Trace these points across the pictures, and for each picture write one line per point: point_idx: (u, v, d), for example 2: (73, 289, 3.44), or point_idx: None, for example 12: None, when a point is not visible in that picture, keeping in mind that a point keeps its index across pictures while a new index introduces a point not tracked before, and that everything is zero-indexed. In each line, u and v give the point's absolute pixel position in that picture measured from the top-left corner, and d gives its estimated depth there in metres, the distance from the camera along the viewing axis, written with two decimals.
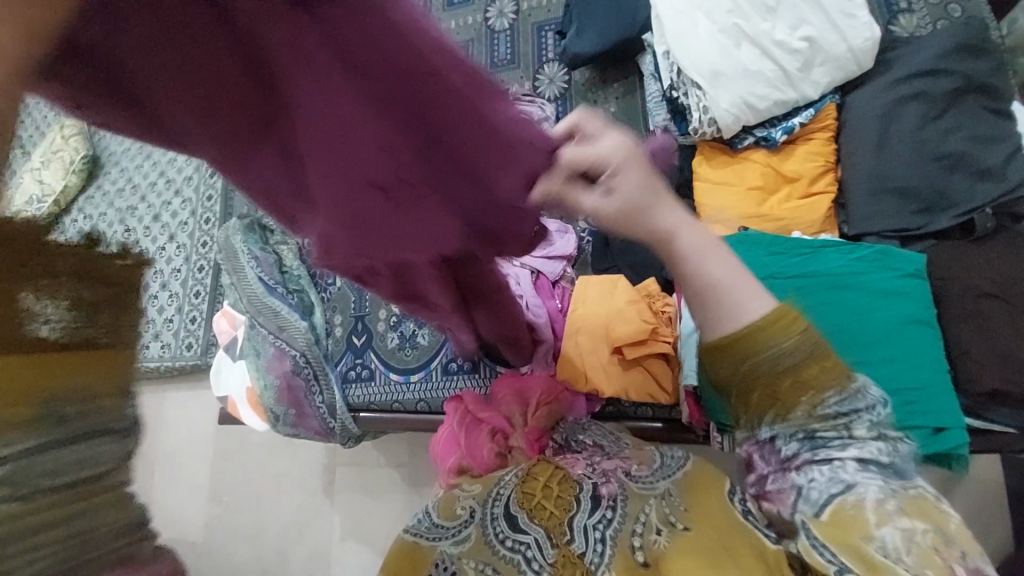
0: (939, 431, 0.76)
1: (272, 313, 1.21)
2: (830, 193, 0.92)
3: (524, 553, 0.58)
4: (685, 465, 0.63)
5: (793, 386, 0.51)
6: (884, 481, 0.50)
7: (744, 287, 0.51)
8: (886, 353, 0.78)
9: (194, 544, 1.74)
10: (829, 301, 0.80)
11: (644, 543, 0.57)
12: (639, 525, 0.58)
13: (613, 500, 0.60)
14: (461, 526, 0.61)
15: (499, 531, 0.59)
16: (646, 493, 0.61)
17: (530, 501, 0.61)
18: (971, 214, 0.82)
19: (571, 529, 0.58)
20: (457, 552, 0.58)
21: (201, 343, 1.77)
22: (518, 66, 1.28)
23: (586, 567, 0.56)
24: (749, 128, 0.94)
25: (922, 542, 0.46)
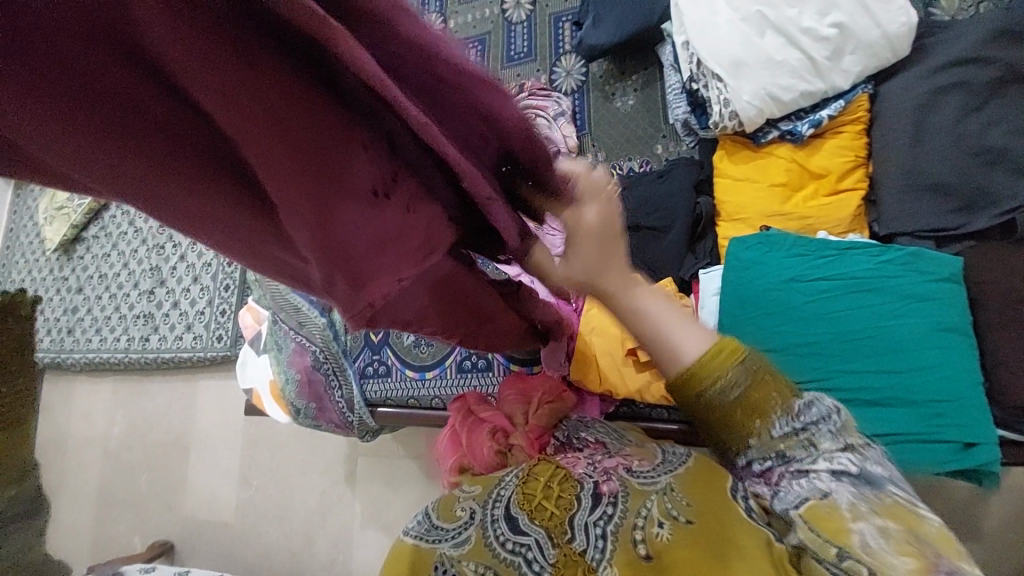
0: (969, 446, 0.73)
1: (292, 309, 1.22)
2: (860, 190, 0.87)
3: (524, 555, 0.58)
4: (687, 461, 0.61)
5: (744, 415, 0.53)
6: (856, 488, 0.49)
7: (686, 331, 0.54)
8: (910, 364, 0.74)
9: (226, 525, 1.83)
10: (847, 306, 0.77)
11: (646, 536, 0.56)
12: (641, 518, 0.57)
13: (613, 497, 0.59)
14: (462, 527, 0.61)
15: (499, 533, 0.60)
16: (648, 489, 0.60)
17: (531, 501, 0.61)
18: (1014, 214, 0.75)
19: (572, 528, 0.59)
20: (457, 554, 0.59)
21: (230, 335, 1.84)
22: (535, 59, 1.25)
23: (589, 564, 0.57)
24: (774, 121, 0.90)
25: (898, 542, 0.46)
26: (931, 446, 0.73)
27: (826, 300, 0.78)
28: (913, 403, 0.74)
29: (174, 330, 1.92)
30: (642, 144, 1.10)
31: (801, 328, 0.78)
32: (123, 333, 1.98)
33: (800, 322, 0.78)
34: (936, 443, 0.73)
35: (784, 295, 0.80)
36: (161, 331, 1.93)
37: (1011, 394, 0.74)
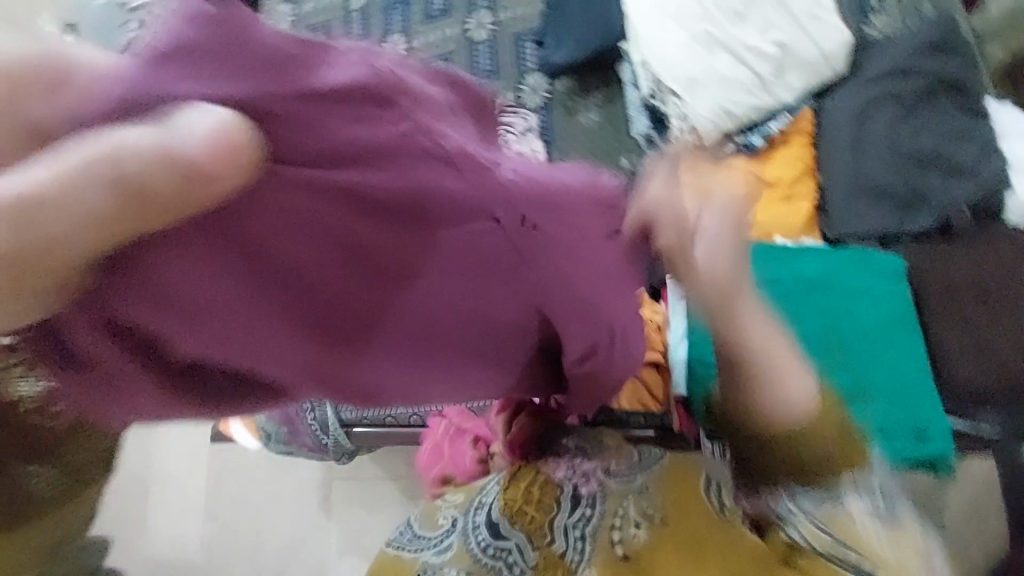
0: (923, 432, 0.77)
1: None
2: (810, 198, 0.91)
3: (506, 558, 0.71)
4: (661, 459, 0.72)
5: (802, 445, 0.61)
6: (876, 507, 0.64)
7: (765, 326, 0.60)
8: (870, 357, 0.79)
9: (191, 566, 1.71)
10: (815, 308, 0.81)
11: (623, 537, 0.70)
12: (617, 520, 0.70)
13: (592, 499, 0.72)
14: (444, 535, 0.75)
15: (482, 542, 0.72)
16: (625, 493, 0.72)
17: (511, 508, 0.73)
18: (947, 213, 0.83)
19: (551, 532, 0.71)
20: (440, 560, 0.73)
21: None
22: (499, 77, 1.29)
23: (568, 563, 0.70)
24: (728, 135, 0.94)
25: (893, 540, 0.63)
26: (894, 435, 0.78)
27: (829, 294, 0.81)
28: (883, 394, 0.78)
29: None
30: (607, 157, 1.16)
31: (804, 323, 0.80)
32: None
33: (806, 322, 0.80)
34: (895, 433, 0.77)
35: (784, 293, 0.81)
36: None
37: (956, 378, 0.80)
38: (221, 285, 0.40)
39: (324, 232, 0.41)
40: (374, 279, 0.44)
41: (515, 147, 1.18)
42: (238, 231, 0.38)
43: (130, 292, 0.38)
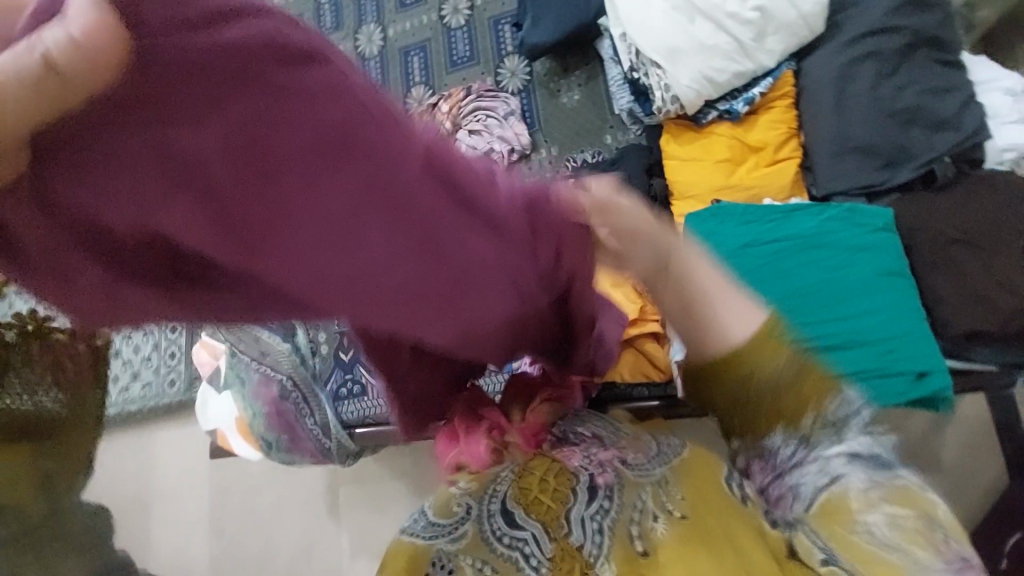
0: (922, 377, 0.78)
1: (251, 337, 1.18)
2: (795, 159, 0.93)
3: (522, 549, 0.59)
4: (683, 450, 0.65)
5: (781, 403, 0.57)
6: (870, 473, 0.57)
7: (731, 301, 0.56)
8: (856, 311, 0.79)
9: None
10: (796, 267, 0.82)
11: (641, 531, 0.59)
12: (636, 513, 0.60)
13: (610, 489, 0.60)
14: (457, 523, 0.60)
15: (498, 530, 0.59)
16: (643, 481, 0.62)
17: (527, 496, 0.61)
18: (932, 164, 0.85)
19: (568, 522, 0.59)
20: (455, 548, 0.58)
21: (185, 378, 1.74)
22: (477, 62, 1.27)
23: (587, 558, 0.58)
24: (712, 102, 0.95)
25: (907, 526, 0.54)
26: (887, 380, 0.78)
27: (792, 255, 0.82)
28: (871, 343, 0.77)
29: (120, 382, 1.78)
30: (592, 136, 1.15)
31: (780, 284, 0.81)
32: None
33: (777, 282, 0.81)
34: (892, 378, 0.77)
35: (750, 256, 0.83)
36: None
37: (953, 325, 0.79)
38: (133, 163, 0.30)
39: (228, 100, 0.30)
40: (292, 172, 0.32)
41: (499, 132, 1.17)
42: (130, 97, 0.29)
43: (64, 185, 0.31)
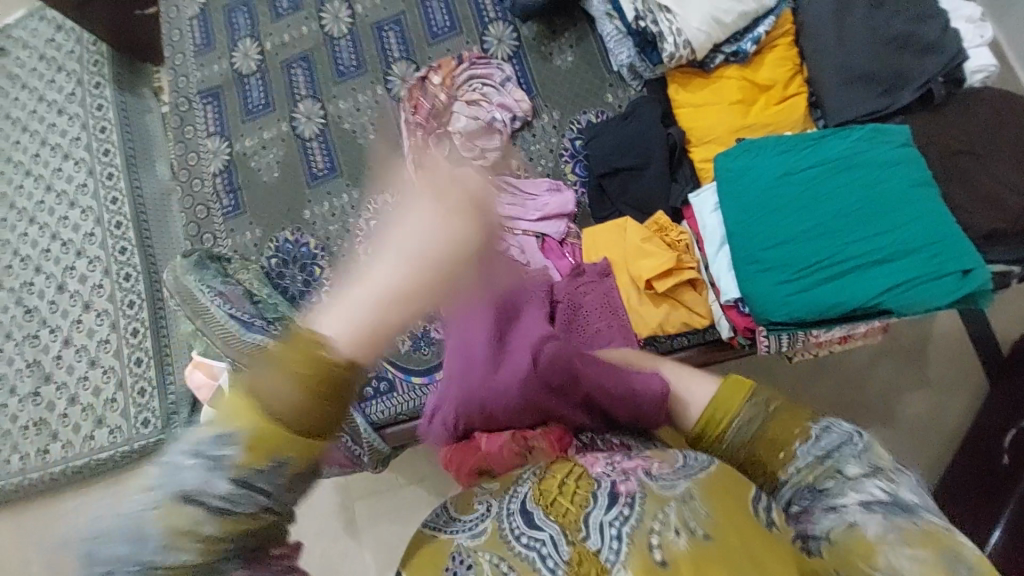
0: (965, 274, 0.78)
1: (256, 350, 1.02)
2: (803, 95, 0.98)
3: (539, 550, 0.57)
4: (708, 466, 0.60)
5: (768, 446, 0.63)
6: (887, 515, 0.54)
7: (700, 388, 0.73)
8: (889, 224, 0.82)
9: None
10: (829, 188, 0.85)
11: (662, 541, 0.54)
12: (658, 524, 0.55)
13: (632, 497, 0.57)
14: (478, 519, 0.61)
15: (516, 527, 0.58)
16: (667, 495, 0.57)
17: (547, 496, 0.60)
18: (928, 86, 0.91)
19: (586, 526, 0.57)
20: (473, 544, 0.58)
21: (159, 415, 1.55)
22: (460, 32, 1.22)
23: (603, 565, 0.54)
24: (718, 47, 1.00)
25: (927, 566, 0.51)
26: (932, 283, 0.79)
27: (818, 180, 0.85)
28: (906, 252, 0.80)
29: (82, 432, 1.57)
30: (594, 93, 1.13)
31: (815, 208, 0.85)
32: (9, 453, 1.59)
33: (806, 213, 0.85)
34: (935, 281, 0.79)
35: (780, 188, 0.87)
36: (63, 438, 1.57)
37: (973, 228, 0.84)
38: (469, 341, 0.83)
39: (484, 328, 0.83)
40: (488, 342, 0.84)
41: (498, 99, 1.15)
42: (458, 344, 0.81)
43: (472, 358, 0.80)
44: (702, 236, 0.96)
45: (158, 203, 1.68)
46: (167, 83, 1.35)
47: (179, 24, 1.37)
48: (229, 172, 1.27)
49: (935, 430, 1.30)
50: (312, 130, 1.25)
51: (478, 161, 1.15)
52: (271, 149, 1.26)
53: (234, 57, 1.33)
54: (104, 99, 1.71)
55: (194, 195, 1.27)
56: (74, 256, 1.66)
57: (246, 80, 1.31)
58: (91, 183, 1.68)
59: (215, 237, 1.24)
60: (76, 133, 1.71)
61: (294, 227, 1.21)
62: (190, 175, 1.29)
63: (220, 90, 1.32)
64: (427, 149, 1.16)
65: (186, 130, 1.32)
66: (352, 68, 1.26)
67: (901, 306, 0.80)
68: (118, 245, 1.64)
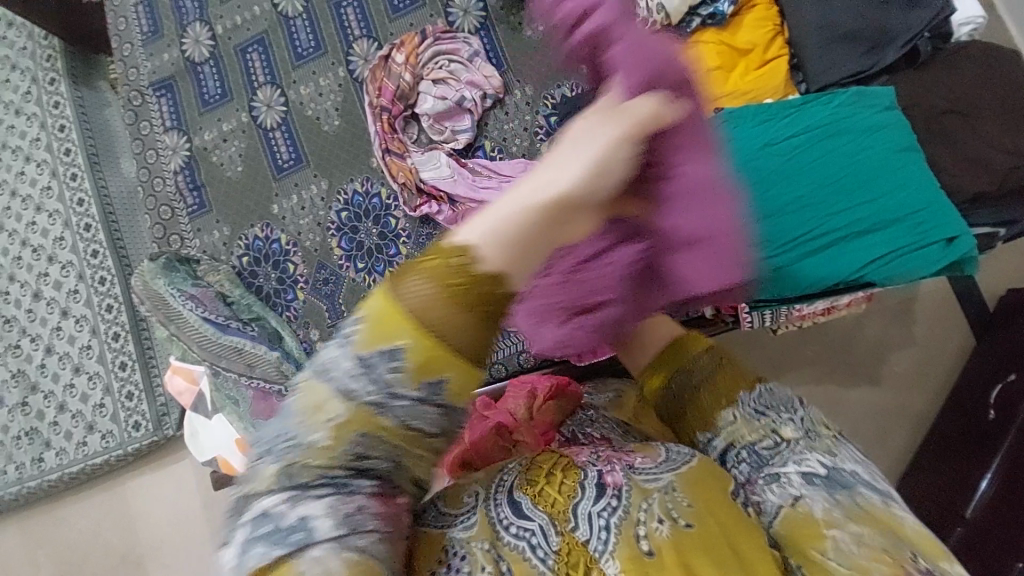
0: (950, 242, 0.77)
1: (235, 352, 1.06)
2: (784, 58, 0.93)
3: (529, 540, 0.54)
4: (689, 458, 0.59)
5: (711, 396, 0.66)
6: (828, 492, 0.55)
7: (658, 333, 0.77)
8: (873, 194, 0.79)
9: None
10: (814, 157, 0.81)
11: (647, 532, 0.53)
12: (642, 514, 0.54)
13: (618, 488, 0.55)
14: (468, 511, 0.57)
15: (504, 517, 0.55)
16: (649, 487, 0.56)
17: (535, 485, 0.57)
18: (913, 43, 0.86)
19: (575, 516, 0.54)
20: (467, 534, 0.54)
21: (150, 417, 1.53)
22: (423, 4, 1.15)
23: (592, 555, 0.52)
24: (694, 9, 0.94)
25: (874, 544, 0.50)
26: (919, 253, 0.77)
27: (802, 149, 0.82)
28: (892, 223, 0.78)
29: (73, 439, 1.55)
30: None
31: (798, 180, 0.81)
32: (5, 464, 1.58)
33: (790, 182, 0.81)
34: (921, 250, 0.77)
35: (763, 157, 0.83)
36: (55, 446, 1.56)
37: (960, 193, 0.82)
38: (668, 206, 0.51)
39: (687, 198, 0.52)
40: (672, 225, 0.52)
41: (467, 76, 1.09)
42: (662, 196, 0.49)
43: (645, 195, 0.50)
44: None
45: (127, 203, 1.62)
46: (118, 76, 1.27)
47: (124, 9, 1.28)
48: (191, 168, 1.21)
49: (919, 388, 1.31)
50: (274, 119, 1.19)
51: (449, 144, 1.10)
52: (232, 142, 1.20)
53: (185, 43, 1.25)
54: (59, 96, 1.61)
55: (157, 195, 1.22)
56: (46, 262, 1.60)
57: (200, 68, 1.23)
58: (55, 185, 1.61)
59: (183, 238, 1.20)
60: (34, 133, 1.63)
61: (263, 223, 1.16)
62: (151, 174, 1.23)
63: (174, 80, 1.24)
64: (396, 133, 1.11)
65: (142, 126, 1.25)
66: (311, 49, 1.19)
67: (885, 277, 0.78)
68: (89, 248, 1.58)
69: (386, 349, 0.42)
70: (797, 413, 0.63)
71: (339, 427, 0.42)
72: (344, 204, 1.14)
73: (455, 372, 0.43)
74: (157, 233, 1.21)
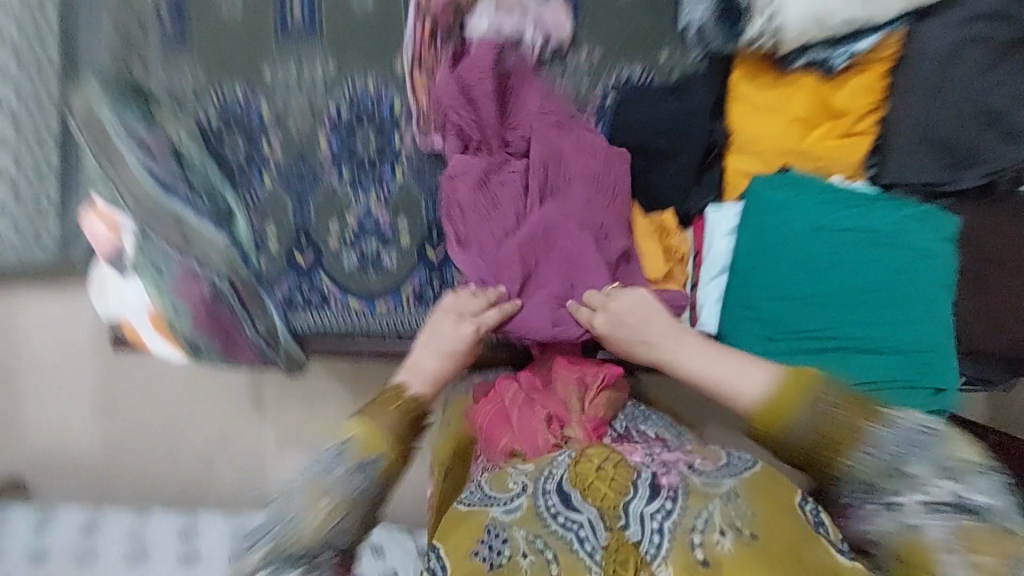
0: (938, 392, 0.75)
1: (173, 220, 0.96)
2: (871, 137, 0.86)
3: (577, 532, 0.63)
4: (751, 468, 0.67)
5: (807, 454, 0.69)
6: (950, 517, 0.62)
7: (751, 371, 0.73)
8: (885, 317, 0.76)
9: (86, 469, 1.56)
10: (847, 259, 0.78)
11: (704, 541, 0.61)
12: (700, 521, 0.62)
13: (672, 492, 0.64)
14: (513, 497, 0.66)
15: (552, 507, 0.64)
16: (711, 493, 0.64)
17: (583, 480, 0.64)
18: (998, 176, 0.80)
19: (626, 515, 0.63)
20: (508, 520, 0.64)
21: (55, 240, 1.35)
22: None
23: (643, 557, 0.61)
24: (806, 47, 0.84)
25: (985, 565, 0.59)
26: (906, 391, 0.75)
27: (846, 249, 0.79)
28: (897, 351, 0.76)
29: None
30: (645, 47, 0.97)
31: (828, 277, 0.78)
32: None
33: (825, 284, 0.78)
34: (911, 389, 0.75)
35: (801, 253, 0.79)
36: None
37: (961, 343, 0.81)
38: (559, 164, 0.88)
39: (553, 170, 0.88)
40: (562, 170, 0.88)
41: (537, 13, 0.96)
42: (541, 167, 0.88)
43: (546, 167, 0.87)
44: (701, 258, 0.89)
45: None
46: None
47: None
48: None
49: None
50: None
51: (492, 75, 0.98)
52: None
53: None
54: None
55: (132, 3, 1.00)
56: None
57: None
58: None
59: (148, 66, 1.01)
60: None
61: (247, 86, 1.00)
62: None
63: None
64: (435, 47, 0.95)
65: None
66: None
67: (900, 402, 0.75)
68: None
69: (365, 458, 0.69)
70: (936, 452, 0.64)
71: (313, 514, 0.66)
72: (350, 100, 1.00)
73: (382, 456, 0.69)
74: (117, 48, 1.01)
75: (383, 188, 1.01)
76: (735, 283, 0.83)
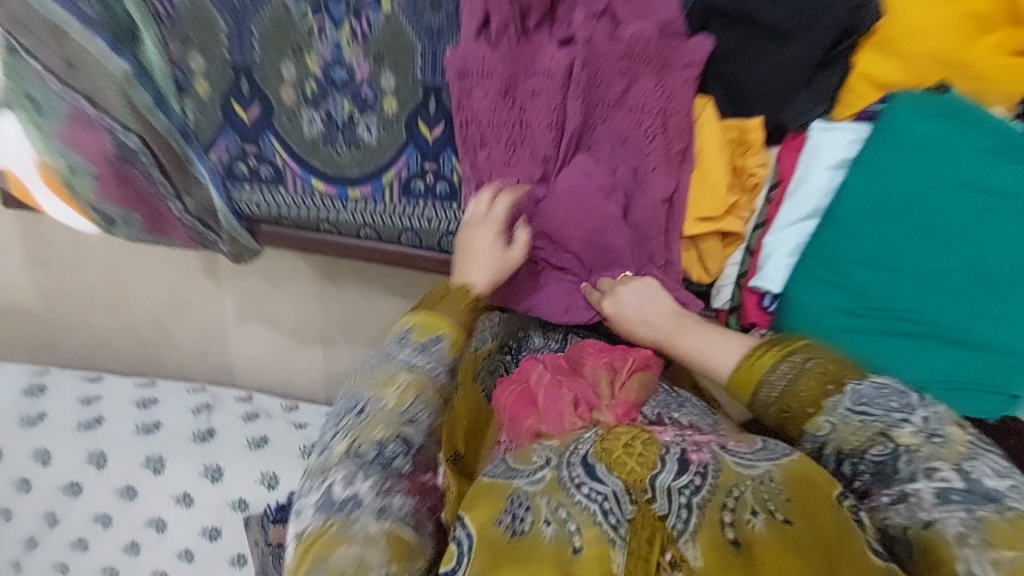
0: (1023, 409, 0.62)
1: (53, 31, 0.68)
2: None
3: (600, 504, 0.49)
4: (792, 453, 0.53)
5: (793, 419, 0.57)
6: (967, 511, 0.46)
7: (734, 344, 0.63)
8: (1006, 312, 0.60)
9: (33, 312, 1.46)
10: (988, 229, 0.60)
11: (735, 519, 0.48)
12: (731, 500, 0.49)
13: (704, 467, 0.50)
14: (535, 468, 0.52)
15: (576, 475, 0.50)
16: (743, 471, 0.51)
17: (611, 449, 0.52)
18: None
19: (653, 488, 0.50)
20: (530, 490, 0.50)
21: None
22: None
23: (671, 533, 0.48)
24: None
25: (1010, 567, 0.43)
26: (988, 401, 0.62)
27: (999, 219, 0.60)
28: (999, 355, 0.61)
29: None
30: None
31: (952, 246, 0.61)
32: None
33: (953, 248, 0.61)
34: (996, 400, 0.61)
35: (937, 205, 0.62)
36: None
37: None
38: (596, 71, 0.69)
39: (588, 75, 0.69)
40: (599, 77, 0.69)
41: None
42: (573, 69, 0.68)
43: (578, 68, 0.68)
44: (791, 188, 0.69)
45: None
46: None
47: None
48: None
49: None
50: None
51: None
52: None
53: None
54: None
55: None
56: None
57: None
58: None
59: None
60: None
61: None
62: None
63: None
64: None
65: None
66: None
67: (979, 411, 0.62)
68: None
69: (432, 334, 0.62)
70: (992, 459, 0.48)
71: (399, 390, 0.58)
72: None
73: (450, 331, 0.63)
74: None
75: (359, 21, 0.71)
76: (828, 228, 0.67)
